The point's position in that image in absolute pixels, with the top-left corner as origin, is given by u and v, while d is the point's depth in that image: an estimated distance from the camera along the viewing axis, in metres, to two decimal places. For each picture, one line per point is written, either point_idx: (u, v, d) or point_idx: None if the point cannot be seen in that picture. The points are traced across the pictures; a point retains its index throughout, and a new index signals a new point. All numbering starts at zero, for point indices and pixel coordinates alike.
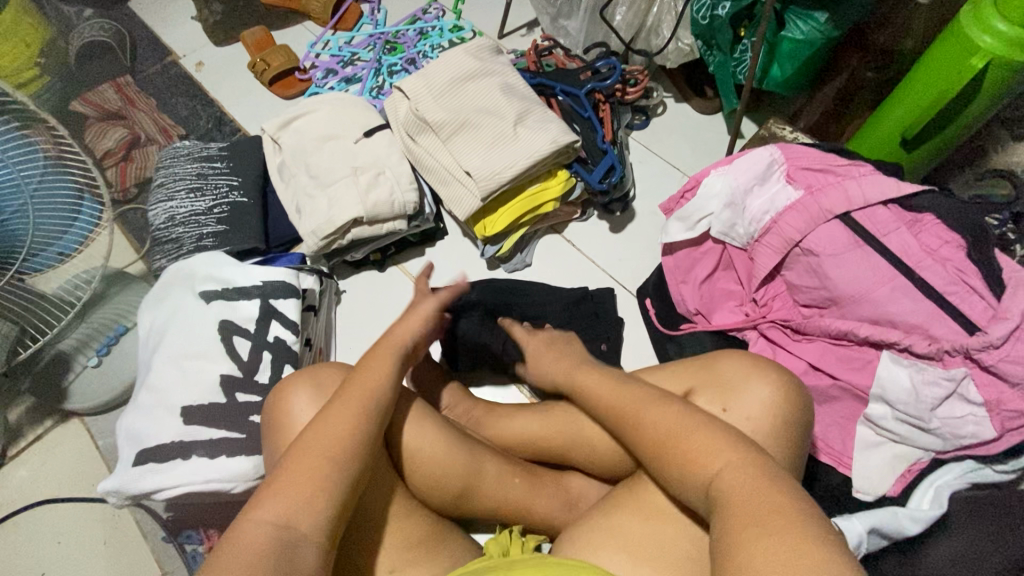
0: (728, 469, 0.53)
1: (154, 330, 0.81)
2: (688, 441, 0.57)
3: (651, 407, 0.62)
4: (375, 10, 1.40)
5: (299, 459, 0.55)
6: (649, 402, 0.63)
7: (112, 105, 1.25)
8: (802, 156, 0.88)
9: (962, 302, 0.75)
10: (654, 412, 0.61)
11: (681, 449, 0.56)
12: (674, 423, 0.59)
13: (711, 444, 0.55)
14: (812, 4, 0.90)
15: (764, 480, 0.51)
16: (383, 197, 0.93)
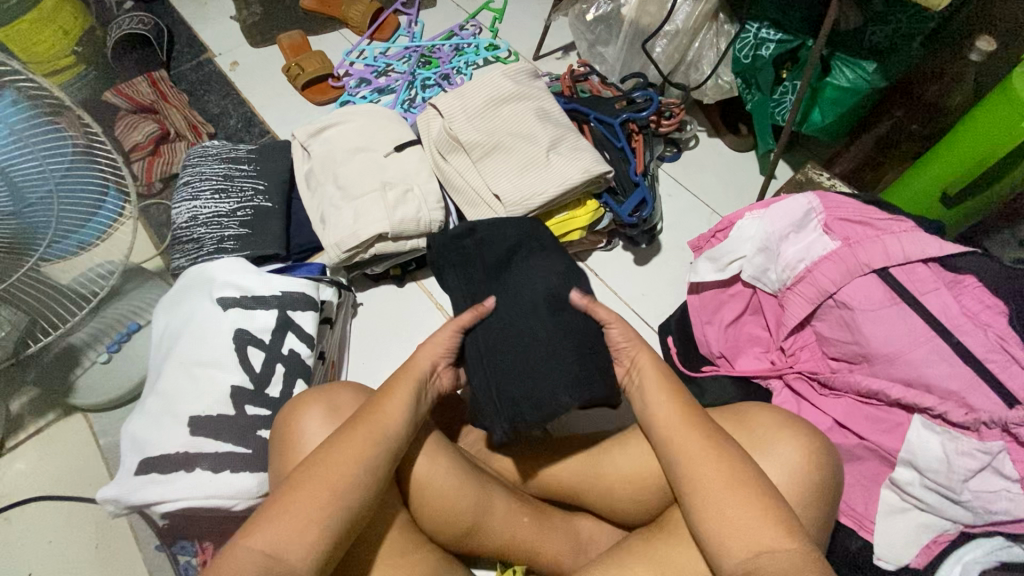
0: (772, 544, 0.53)
1: (168, 333, 0.80)
2: (735, 503, 0.56)
3: (698, 450, 0.60)
4: (413, 22, 1.40)
5: (305, 478, 0.59)
6: (695, 443, 0.60)
7: (144, 98, 1.23)
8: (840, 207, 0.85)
9: (1003, 372, 0.72)
10: (696, 453, 0.60)
11: (722, 509, 0.56)
12: (722, 475, 0.57)
13: (753, 511, 0.55)
14: (862, 52, 0.87)
15: (809, 558, 0.52)
16: (409, 214, 0.91)
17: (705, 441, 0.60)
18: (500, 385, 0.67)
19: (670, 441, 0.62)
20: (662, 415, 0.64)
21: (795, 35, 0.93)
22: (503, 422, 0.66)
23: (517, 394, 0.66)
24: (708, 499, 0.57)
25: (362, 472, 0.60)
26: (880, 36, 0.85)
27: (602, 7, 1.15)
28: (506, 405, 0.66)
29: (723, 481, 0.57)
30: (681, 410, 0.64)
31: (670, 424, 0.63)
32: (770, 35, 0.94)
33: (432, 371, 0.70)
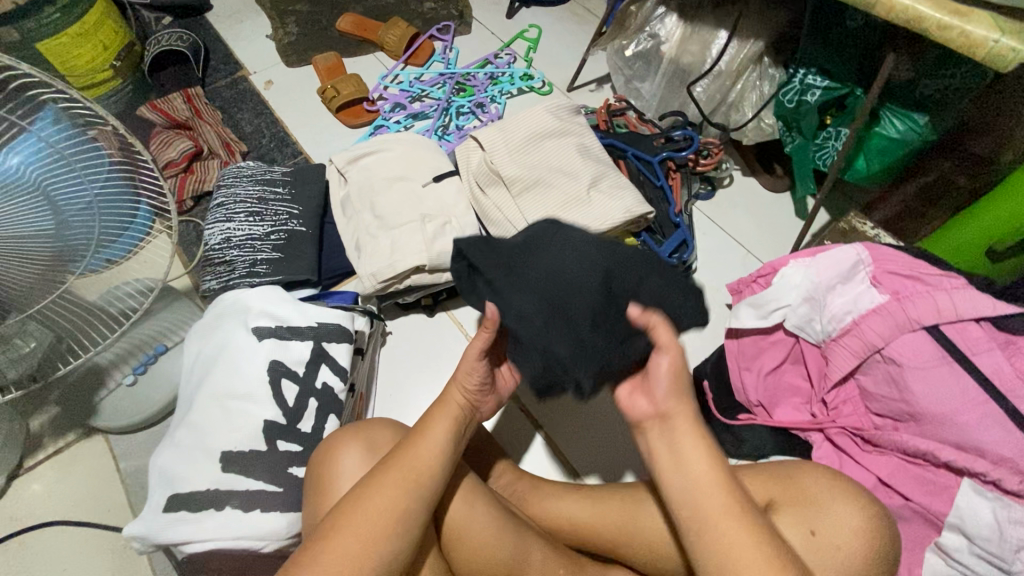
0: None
1: (200, 361, 0.78)
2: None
3: (738, 546, 0.50)
4: (448, 49, 1.41)
5: (336, 544, 0.56)
6: (735, 533, 0.51)
7: (180, 115, 1.24)
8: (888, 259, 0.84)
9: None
10: (738, 548, 0.50)
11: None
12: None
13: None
14: (913, 103, 0.86)
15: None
16: (447, 247, 0.90)
17: (753, 534, 0.51)
18: (580, 334, 0.57)
19: (704, 523, 0.52)
20: (699, 491, 0.53)
21: (843, 82, 0.92)
22: (591, 368, 0.57)
23: (601, 340, 0.57)
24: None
25: (398, 524, 0.59)
26: (932, 91, 0.84)
27: (642, 43, 1.16)
28: (592, 350, 0.57)
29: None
30: (720, 487, 0.52)
31: (709, 504, 0.52)
32: (817, 82, 0.93)
33: (471, 407, 0.69)
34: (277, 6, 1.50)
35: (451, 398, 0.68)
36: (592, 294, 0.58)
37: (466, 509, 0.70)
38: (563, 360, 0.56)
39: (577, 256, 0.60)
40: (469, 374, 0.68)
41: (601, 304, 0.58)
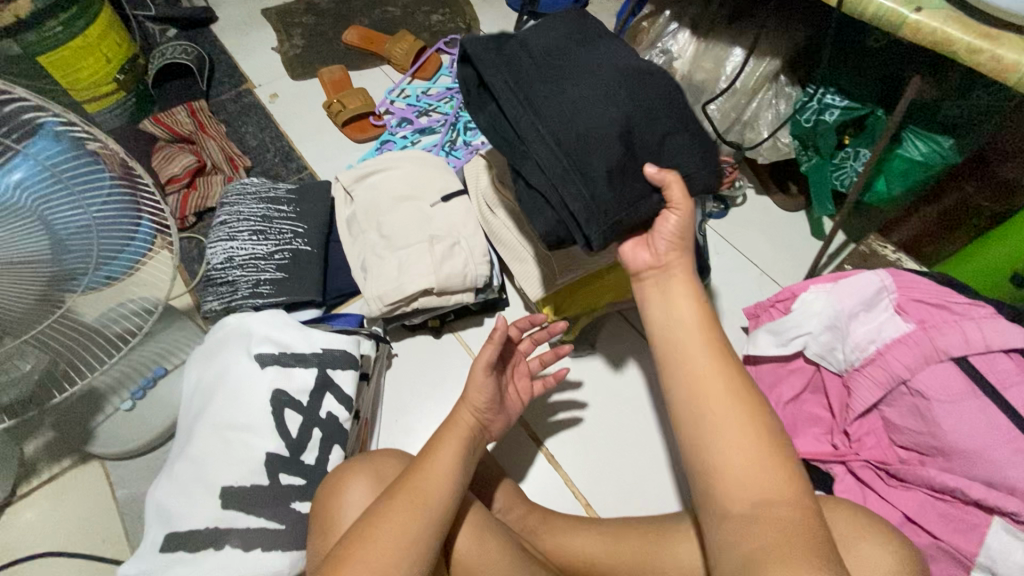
0: (771, 489, 0.49)
1: (201, 389, 0.75)
2: (746, 444, 0.50)
3: (713, 381, 0.53)
4: (455, 62, 1.40)
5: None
6: (710, 370, 0.54)
7: (183, 129, 1.22)
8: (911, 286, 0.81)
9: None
10: (712, 382, 0.53)
11: (728, 446, 0.51)
12: (737, 415, 0.52)
13: (758, 453, 0.50)
14: (936, 126, 0.84)
15: (809, 509, 0.48)
16: (456, 269, 0.87)
17: (729, 374, 0.54)
18: (594, 187, 0.62)
19: (683, 360, 0.55)
20: (684, 333, 0.56)
21: (862, 103, 0.90)
22: (600, 221, 0.62)
23: (614, 194, 0.63)
24: (711, 432, 0.52)
25: (408, 553, 0.58)
26: (958, 112, 0.82)
27: (653, 59, 1.12)
28: (604, 205, 0.62)
29: (732, 415, 0.52)
30: (704, 333, 0.56)
31: (691, 343, 0.55)
32: (836, 102, 0.91)
33: (480, 427, 0.72)
34: (283, 18, 1.48)
35: (460, 419, 0.70)
36: (612, 146, 0.63)
37: (475, 543, 0.68)
38: (575, 212, 0.63)
39: (599, 102, 0.65)
40: (474, 394, 0.71)
41: (616, 154, 0.63)
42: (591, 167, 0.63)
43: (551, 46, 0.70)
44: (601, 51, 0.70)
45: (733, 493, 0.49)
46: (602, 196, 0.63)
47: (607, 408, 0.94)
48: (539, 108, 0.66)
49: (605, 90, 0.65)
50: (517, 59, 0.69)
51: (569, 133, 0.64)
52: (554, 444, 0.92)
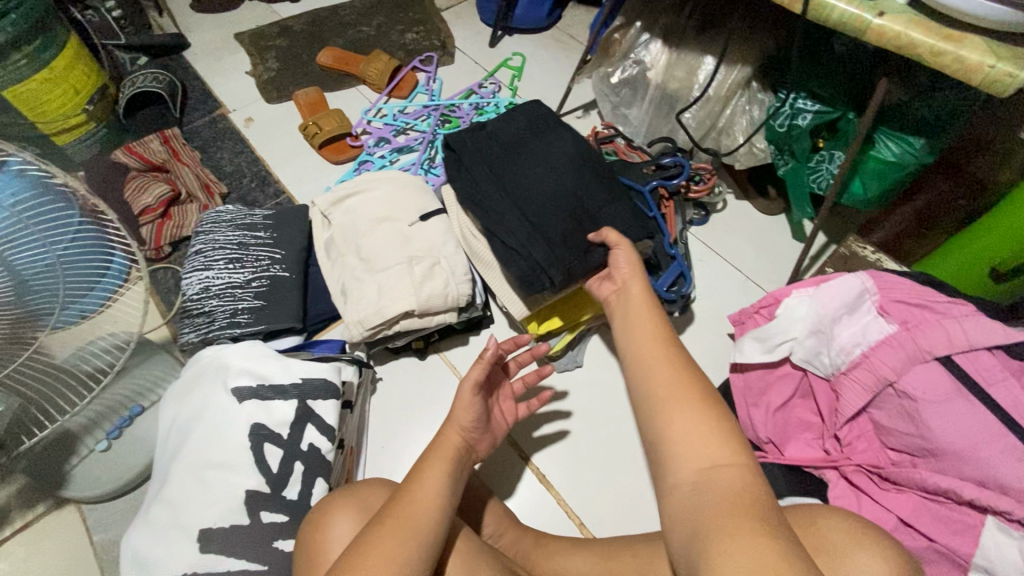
0: (717, 459, 0.50)
1: (176, 429, 0.73)
2: (692, 422, 0.53)
3: (656, 365, 0.59)
4: (431, 79, 1.40)
5: None
6: (656, 358, 0.60)
7: (156, 157, 1.20)
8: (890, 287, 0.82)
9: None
10: (656, 367, 0.59)
11: (673, 423, 0.53)
12: (679, 391, 0.56)
13: (705, 427, 0.52)
14: (907, 126, 0.85)
15: (754, 477, 0.49)
16: (436, 290, 0.86)
17: (674, 359, 0.60)
18: (551, 242, 0.84)
19: (635, 356, 0.62)
20: (626, 325, 0.67)
21: (833, 105, 0.90)
22: (554, 266, 0.82)
23: (567, 250, 0.83)
24: (660, 408, 0.55)
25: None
26: (927, 112, 0.82)
27: (627, 70, 1.14)
28: (560, 254, 0.83)
29: (675, 393, 0.56)
30: (647, 324, 0.65)
31: (637, 338, 0.63)
32: (807, 106, 0.91)
33: (467, 447, 0.71)
34: (256, 42, 1.48)
35: (447, 440, 0.69)
36: (561, 217, 0.86)
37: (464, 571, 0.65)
38: (541, 261, 0.83)
39: (548, 181, 0.90)
40: (461, 416, 0.70)
41: (562, 217, 0.86)
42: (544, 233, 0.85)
43: (513, 133, 0.97)
44: (550, 144, 0.96)
45: (684, 468, 0.51)
46: (558, 253, 0.83)
47: (596, 424, 0.94)
48: (509, 191, 0.89)
49: (552, 174, 0.91)
50: (486, 144, 0.96)
51: (527, 203, 0.88)
52: (542, 459, 0.90)
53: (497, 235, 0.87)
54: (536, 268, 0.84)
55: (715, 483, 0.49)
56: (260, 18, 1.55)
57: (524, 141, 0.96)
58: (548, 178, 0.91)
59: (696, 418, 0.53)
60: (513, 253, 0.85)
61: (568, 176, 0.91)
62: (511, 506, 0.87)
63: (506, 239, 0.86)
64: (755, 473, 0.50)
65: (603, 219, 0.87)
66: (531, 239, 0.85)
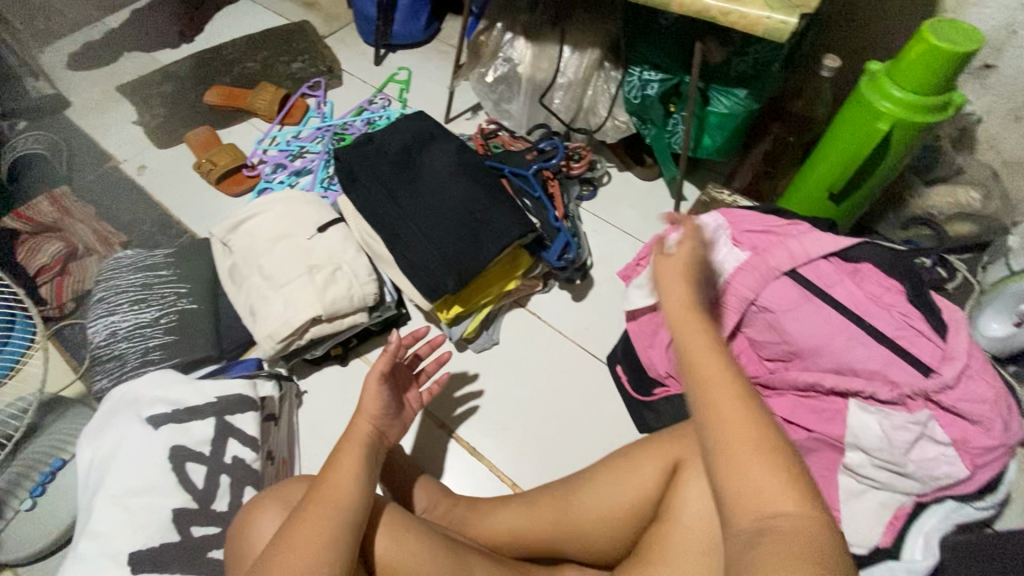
0: (780, 510, 0.44)
1: (93, 468, 0.73)
2: (754, 465, 0.46)
3: (722, 388, 0.49)
4: (321, 103, 1.45)
5: None
6: (720, 386, 0.49)
7: (46, 218, 1.18)
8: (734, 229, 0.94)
9: (913, 348, 0.77)
10: (724, 402, 0.48)
11: (741, 472, 0.46)
12: (744, 428, 0.47)
13: (773, 475, 0.45)
14: (732, 81, 0.97)
15: (824, 527, 0.43)
16: (341, 292, 0.91)
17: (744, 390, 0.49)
18: (441, 247, 0.92)
19: (698, 383, 0.50)
20: (688, 340, 0.53)
21: (673, 73, 1.01)
22: (449, 273, 0.91)
23: (458, 250, 0.92)
24: (725, 445, 0.47)
25: (323, 560, 0.60)
26: (745, 67, 0.94)
27: (499, 68, 1.23)
28: (450, 258, 0.92)
29: (739, 429, 0.47)
30: (710, 345, 0.52)
31: (700, 360, 0.51)
32: (652, 76, 1.02)
33: (378, 433, 0.75)
34: (140, 91, 1.48)
35: (359, 426, 0.74)
36: (449, 221, 0.94)
37: (395, 540, 0.70)
38: (433, 266, 0.91)
39: (433, 184, 0.97)
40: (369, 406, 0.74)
41: (450, 219, 0.94)
42: (433, 239, 0.93)
43: (395, 139, 1.01)
44: (432, 147, 1.01)
45: (743, 517, 0.45)
46: (451, 257, 0.92)
47: (515, 393, 1.01)
48: (397, 200, 0.96)
49: (435, 175, 0.98)
50: (369, 152, 1.00)
51: (415, 211, 0.95)
52: (469, 433, 0.98)
53: (396, 249, 0.94)
54: (432, 273, 0.92)
55: (777, 543, 0.42)
56: (142, 67, 1.55)
57: (405, 144, 1.01)
58: (437, 185, 0.97)
59: (761, 462, 0.45)
60: (410, 262, 0.93)
61: (451, 178, 0.97)
62: (448, 482, 0.94)
63: (406, 255, 0.93)
64: (824, 525, 0.44)
65: (487, 216, 0.94)
66: (422, 245, 0.93)
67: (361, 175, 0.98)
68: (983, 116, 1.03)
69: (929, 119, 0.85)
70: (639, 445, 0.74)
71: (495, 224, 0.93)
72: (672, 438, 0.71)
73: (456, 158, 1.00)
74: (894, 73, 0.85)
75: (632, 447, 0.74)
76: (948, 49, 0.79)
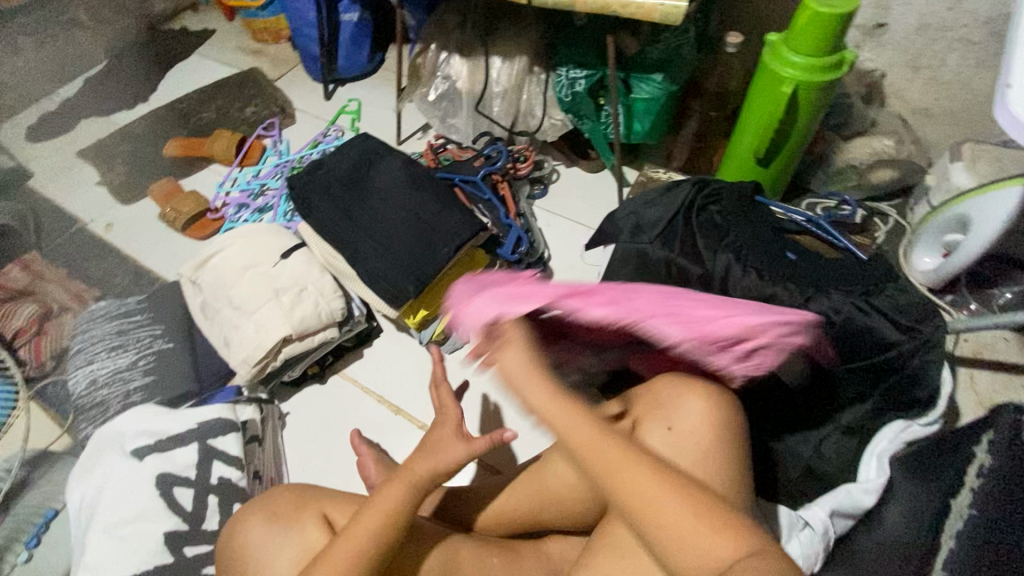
0: (732, 557, 0.53)
1: (83, 506, 0.76)
2: (683, 524, 0.56)
3: (637, 477, 0.59)
4: (277, 142, 1.51)
5: None
6: (634, 476, 0.59)
7: (18, 283, 1.21)
8: (656, 204, 0.98)
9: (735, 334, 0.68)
10: (644, 488, 0.58)
11: (683, 535, 0.55)
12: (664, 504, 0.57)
13: (709, 536, 0.55)
14: (649, 68, 1.04)
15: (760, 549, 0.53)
16: (308, 311, 0.95)
17: (642, 468, 0.59)
18: (398, 256, 0.97)
19: (616, 485, 0.59)
20: (589, 448, 0.61)
21: (596, 68, 1.08)
22: (410, 277, 0.96)
23: (415, 257, 0.97)
24: (657, 526, 0.56)
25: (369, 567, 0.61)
26: (658, 53, 1.02)
27: (439, 86, 1.29)
28: (408, 265, 0.97)
29: (661, 514, 0.57)
30: (615, 444, 0.61)
31: (607, 464, 0.60)
32: (578, 74, 1.09)
33: None
34: (101, 153, 1.52)
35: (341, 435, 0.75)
36: (404, 230, 0.99)
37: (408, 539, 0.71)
38: (393, 275, 0.96)
39: (385, 199, 1.03)
40: None
41: (406, 230, 0.99)
42: (390, 251, 0.98)
43: (344, 162, 1.07)
44: (382, 165, 1.07)
45: None
46: (409, 264, 0.97)
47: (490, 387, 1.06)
48: (352, 218, 1.01)
49: (386, 190, 1.03)
50: (321, 177, 1.05)
51: (370, 226, 1.00)
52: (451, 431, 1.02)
53: (358, 264, 0.99)
54: (393, 281, 0.97)
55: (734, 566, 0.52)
56: (100, 131, 1.59)
57: (355, 165, 1.06)
58: (388, 198, 1.03)
59: (693, 526, 0.55)
60: (370, 275, 0.97)
61: (403, 191, 1.03)
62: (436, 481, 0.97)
63: (366, 267, 0.98)
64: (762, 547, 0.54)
65: (440, 221, 1.00)
66: (380, 257, 0.98)
67: (315, 200, 1.03)
68: (886, 70, 1.12)
69: (827, 78, 0.93)
70: None
71: (449, 228, 0.99)
72: (627, 398, 0.75)
73: (405, 172, 1.05)
74: (790, 41, 0.93)
75: (594, 412, 0.77)
76: (829, 13, 0.87)
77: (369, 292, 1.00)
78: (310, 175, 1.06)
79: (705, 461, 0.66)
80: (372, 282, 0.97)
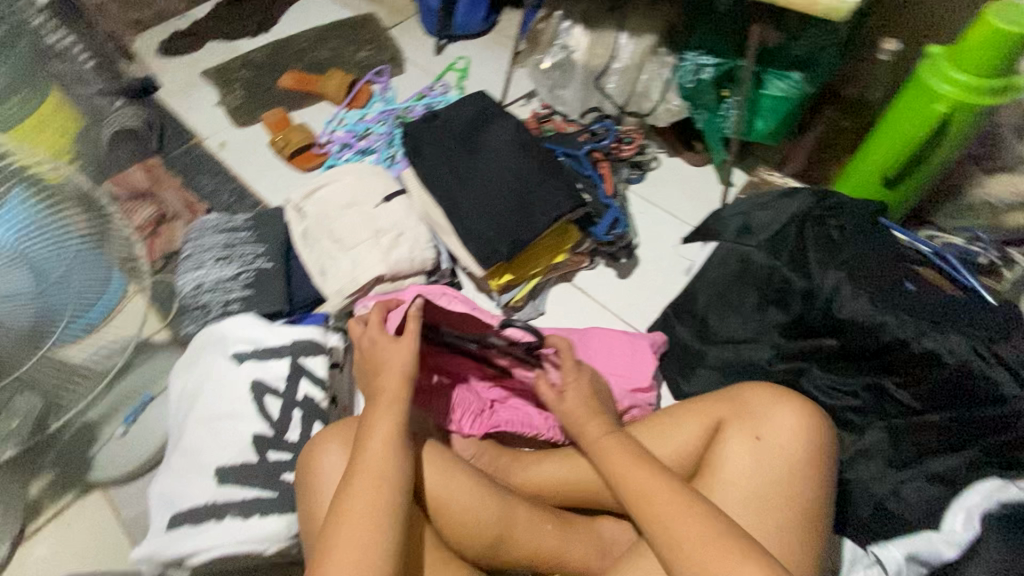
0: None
1: (185, 395, 0.84)
2: (710, 550, 0.56)
3: (669, 501, 0.60)
4: (385, 89, 1.54)
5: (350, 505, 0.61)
6: (665, 494, 0.61)
7: (140, 183, 1.29)
8: (768, 209, 0.95)
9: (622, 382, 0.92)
10: (667, 508, 0.60)
11: (697, 552, 0.56)
12: (696, 526, 0.57)
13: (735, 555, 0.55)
14: (787, 64, 1.00)
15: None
16: (403, 255, 0.99)
17: (666, 488, 0.61)
18: (496, 217, 0.98)
19: (643, 507, 0.61)
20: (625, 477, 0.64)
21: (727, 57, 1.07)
22: (504, 240, 0.97)
23: (513, 221, 0.98)
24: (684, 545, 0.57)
25: (381, 488, 0.62)
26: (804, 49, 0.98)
27: (556, 54, 1.26)
28: (505, 227, 0.98)
29: (692, 532, 0.57)
30: (642, 470, 0.64)
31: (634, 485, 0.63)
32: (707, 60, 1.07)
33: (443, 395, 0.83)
34: (222, 75, 1.59)
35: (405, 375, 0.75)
36: (506, 193, 1.00)
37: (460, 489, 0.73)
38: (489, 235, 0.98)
39: (492, 158, 1.03)
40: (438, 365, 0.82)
41: (509, 192, 1.00)
42: (493, 210, 0.99)
43: (459, 117, 1.08)
44: (494, 125, 1.07)
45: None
46: (508, 228, 0.98)
47: None
48: (457, 172, 1.03)
49: (495, 151, 1.04)
50: (434, 128, 1.07)
51: (474, 183, 1.01)
52: None
53: (455, 218, 1.01)
54: (486, 241, 0.98)
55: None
56: (222, 54, 1.66)
57: (469, 121, 1.07)
58: (496, 158, 1.03)
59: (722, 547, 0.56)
60: (467, 231, 0.99)
61: (510, 153, 1.03)
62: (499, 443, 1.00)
63: (464, 223, 1.00)
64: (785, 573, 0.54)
65: (542, 189, 1.00)
66: (480, 216, 0.99)
67: (426, 148, 1.06)
68: None
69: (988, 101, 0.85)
70: (683, 404, 0.76)
71: (551, 197, 0.98)
72: (714, 399, 0.73)
73: (516, 135, 1.06)
74: (955, 56, 0.85)
75: (675, 407, 0.76)
76: (1010, 31, 0.79)
77: (461, 249, 1.02)
78: (423, 124, 1.08)
79: (787, 480, 0.64)
80: (468, 239, 0.99)
